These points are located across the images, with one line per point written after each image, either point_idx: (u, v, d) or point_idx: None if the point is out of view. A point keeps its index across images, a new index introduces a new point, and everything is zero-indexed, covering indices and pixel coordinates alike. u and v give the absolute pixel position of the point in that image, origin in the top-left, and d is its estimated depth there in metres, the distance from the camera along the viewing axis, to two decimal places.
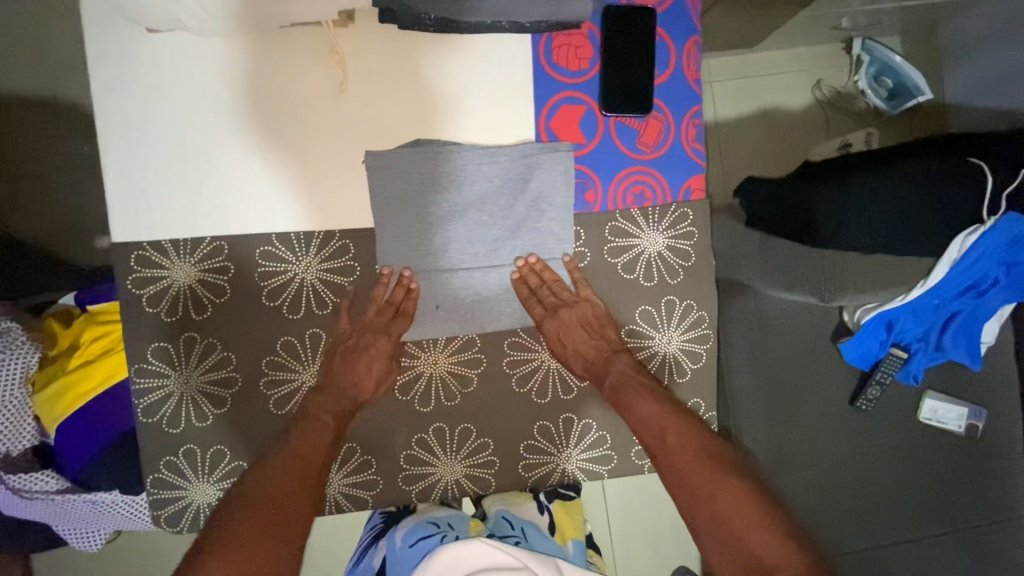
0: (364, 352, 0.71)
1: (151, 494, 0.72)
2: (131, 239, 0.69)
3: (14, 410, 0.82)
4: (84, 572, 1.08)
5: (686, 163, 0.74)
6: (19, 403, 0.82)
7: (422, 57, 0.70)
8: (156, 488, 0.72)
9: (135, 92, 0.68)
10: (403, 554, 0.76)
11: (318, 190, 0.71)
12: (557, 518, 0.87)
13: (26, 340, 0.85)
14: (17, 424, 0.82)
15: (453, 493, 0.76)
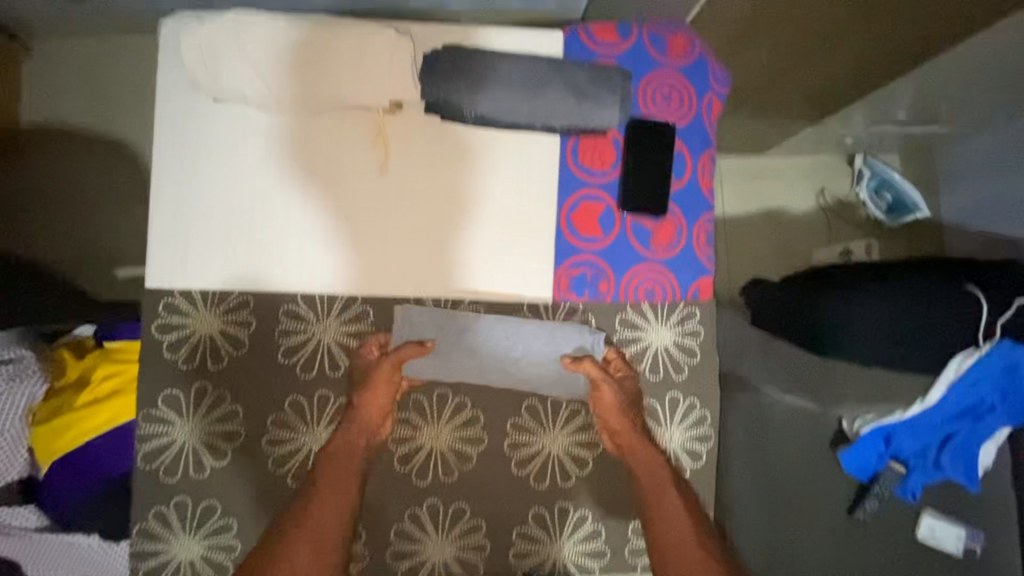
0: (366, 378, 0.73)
1: (135, 546, 0.71)
2: (163, 287, 0.72)
3: (9, 441, 0.81)
4: None
5: (695, 265, 0.78)
6: (15, 434, 0.81)
7: (459, 147, 0.76)
8: (140, 540, 0.71)
9: (190, 151, 0.72)
10: None
11: (344, 256, 0.74)
12: None
13: (37, 369, 0.85)
14: (9, 456, 0.81)
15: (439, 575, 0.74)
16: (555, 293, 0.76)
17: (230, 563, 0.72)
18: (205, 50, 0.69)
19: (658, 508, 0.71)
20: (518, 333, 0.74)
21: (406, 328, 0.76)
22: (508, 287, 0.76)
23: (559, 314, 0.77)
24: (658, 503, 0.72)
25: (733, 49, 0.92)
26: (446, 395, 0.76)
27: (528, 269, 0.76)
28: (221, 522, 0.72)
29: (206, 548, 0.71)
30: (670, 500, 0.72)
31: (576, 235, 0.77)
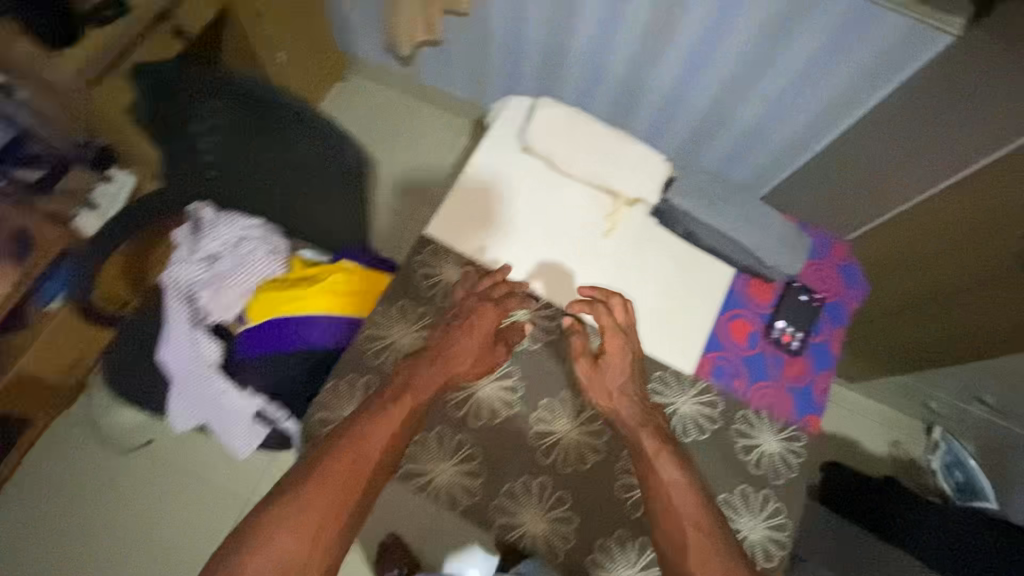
0: (465, 320, 0.90)
1: (324, 396, 0.93)
2: (434, 237, 1.01)
3: (236, 291, 1.11)
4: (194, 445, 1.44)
5: (810, 402, 0.96)
6: (242, 290, 1.11)
7: (664, 243, 1.04)
8: (330, 398, 0.93)
9: (493, 169, 1.07)
10: None
11: (559, 276, 1.01)
12: None
13: (282, 255, 1.16)
14: (232, 300, 1.11)
15: (535, 543, 0.88)
16: (695, 370, 0.96)
17: None
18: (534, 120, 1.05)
19: (659, 487, 0.81)
20: (755, 217, 1.02)
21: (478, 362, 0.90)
22: (662, 351, 0.97)
23: (695, 384, 0.95)
24: (662, 466, 0.82)
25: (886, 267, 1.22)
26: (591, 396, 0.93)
27: (682, 344, 0.98)
28: None
29: None
30: (673, 466, 0.82)
31: (728, 336, 0.98)
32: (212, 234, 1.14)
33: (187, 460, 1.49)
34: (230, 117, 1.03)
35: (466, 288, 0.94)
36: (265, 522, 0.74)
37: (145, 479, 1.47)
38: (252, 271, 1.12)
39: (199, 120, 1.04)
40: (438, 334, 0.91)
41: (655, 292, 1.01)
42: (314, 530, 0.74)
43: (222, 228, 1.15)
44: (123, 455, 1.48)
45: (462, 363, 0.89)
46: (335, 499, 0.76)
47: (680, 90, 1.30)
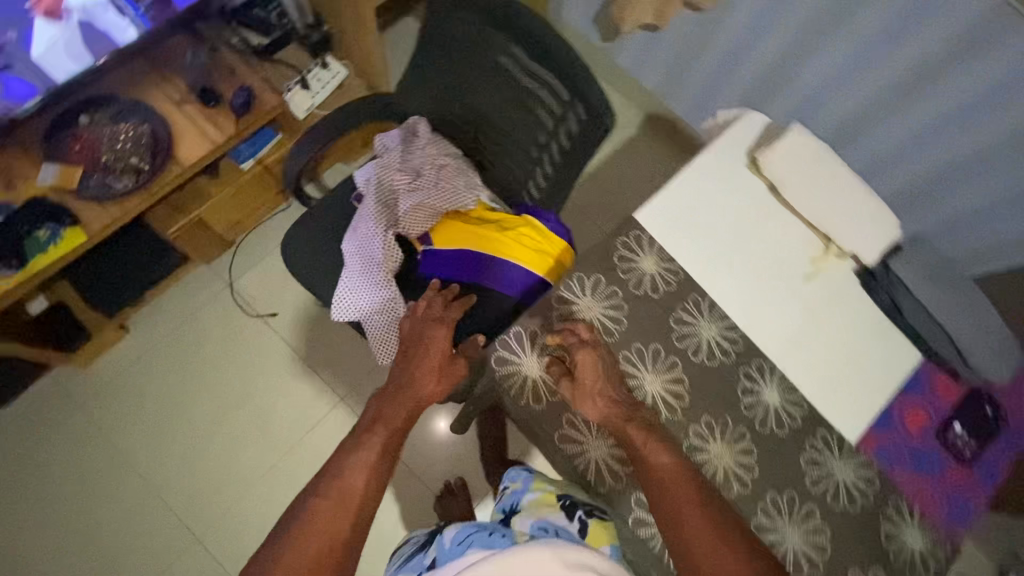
0: (422, 343, 1.02)
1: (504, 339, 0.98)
2: (644, 223, 1.01)
3: (434, 211, 1.16)
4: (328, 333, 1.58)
5: (965, 509, 0.95)
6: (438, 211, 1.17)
7: (862, 306, 1.02)
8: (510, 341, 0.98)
9: (715, 176, 1.05)
10: (449, 549, 0.85)
11: (750, 302, 0.99)
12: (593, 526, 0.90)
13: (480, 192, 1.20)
14: (427, 217, 1.16)
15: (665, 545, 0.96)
16: (860, 443, 0.95)
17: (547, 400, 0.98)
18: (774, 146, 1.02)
19: (652, 477, 0.80)
20: (964, 309, 1.01)
21: (509, 358, 0.97)
22: (834, 411, 0.96)
23: (855, 456, 0.95)
24: (653, 453, 0.83)
25: None
26: (751, 430, 0.94)
27: (853, 412, 0.96)
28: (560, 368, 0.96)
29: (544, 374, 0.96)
30: (663, 451, 0.83)
31: (902, 421, 0.96)
32: (422, 150, 1.19)
33: (299, 342, 1.58)
34: (521, 58, 1.05)
35: (420, 312, 1.07)
36: (271, 546, 0.77)
37: (260, 346, 1.56)
38: (449, 198, 1.16)
39: (496, 47, 1.07)
40: (398, 369, 1.01)
41: (839, 351, 0.99)
42: (329, 532, 0.77)
43: (433, 149, 1.19)
44: (247, 316, 1.57)
45: (420, 389, 0.97)
46: (333, 510, 0.79)
47: (898, 154, 1.31)
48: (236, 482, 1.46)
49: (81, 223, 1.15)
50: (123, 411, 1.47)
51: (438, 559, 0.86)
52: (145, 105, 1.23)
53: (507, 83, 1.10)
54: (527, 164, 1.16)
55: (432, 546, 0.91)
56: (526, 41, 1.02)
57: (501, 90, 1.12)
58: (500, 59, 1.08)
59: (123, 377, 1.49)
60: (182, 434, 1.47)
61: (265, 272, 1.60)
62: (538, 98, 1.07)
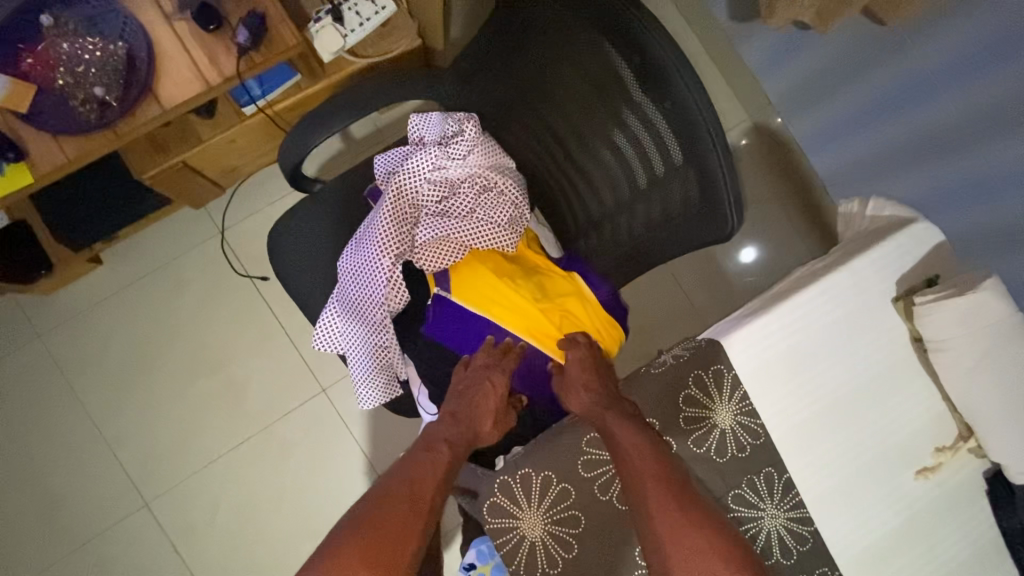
0: (481, 387, 0.84)
1: (491, 496, 0.83)
2: (727, 356, 0.76)
3: (459, 246, 0.88)
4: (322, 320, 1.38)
5: None
6: (464, 246, 0.88)
7: (976, 522, 0.78)
8: (501, 494, 0.83)
9: (844, 307, 0.78)
10: None
11: (832, 488, 0.77)
12: None
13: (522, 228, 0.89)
14: (449, 252, 0.88)
15: None
16: None
17: (559, 560, 0.83)
18: (945, 298, 0.72)
19: (622, 453, 0.70)
20: None
21: (504, 509, 0.83)
22: None
23: None
24: (619, 430, 0.72)
25: None
26: None
27: None
28: (565, 514, 0.83)
29: (549, 529, 0.83)
30: (632, 429, 0.72)
31: None
32: (461, 161, 0.88)
33: (287, 316, 1.37)
34: (623, 76, 0.73)
35: (482, 358, 0.87)
36: (326, 556, 0.67)
37: (243, 312, 1.36)
38: (482, 237, 0.87)
39: (593, 52, 0.75)
40: (453, 401, 0.85)
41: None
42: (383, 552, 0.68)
43: (475, 161, 0.88)
44: (234, 275, 1.36)
45: (481, 427, 0.84)
46: (391, 532, 0.70)
47: None
48: (193, 456, 1.32)
49: (28, 160, 0.91)
50: (84, 352, 1.31)
51: None
52: (123, 13, 0.94)
53: (596, 108, 0.78)
54: (597, 216, 0.87)
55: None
56: (642, 63, 0.70)
57: (586, 110, 0.80)
58: (598, 72, 0.76)
59: (87, 314, 1.32)
60: (144, 390, 1.32)
61: (261, 227, 1.36)
62: (634, 142, 0.75)
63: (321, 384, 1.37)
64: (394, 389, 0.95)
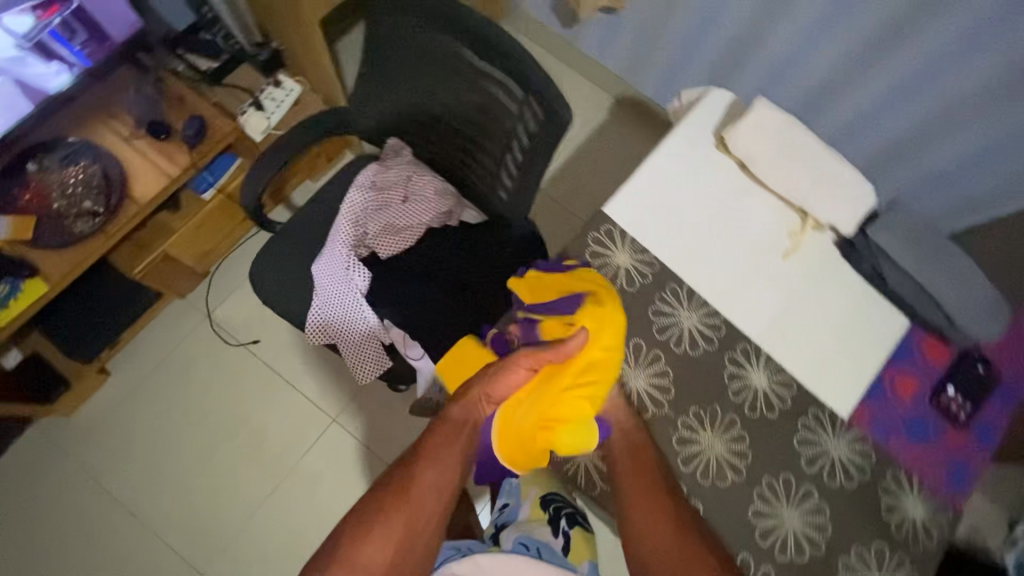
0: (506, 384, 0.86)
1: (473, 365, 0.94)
2: (612, 218, 0.99)
3: (410, 232, 1.13)
4: (314, 358, 1.55)
5: (961, 478, 0.93)
6: (414, 230, 1.14)
7: (845, 276, 0.99)
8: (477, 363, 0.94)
9: (683, 158, 1.03)
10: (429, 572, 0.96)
11: (727, 283, 0.97)
12: (573, 541, 1.01)
13: (450, 199, 1.14)
14: (400, 239, 1.13)
15: None
16: (852, 416, 0.93)
17: None
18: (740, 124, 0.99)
19: (645, 479, 0.86)
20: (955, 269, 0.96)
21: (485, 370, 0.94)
22: (820, 385, 0.94)
23: (849, 430, 0.92)
24: (640, 457, 0.87)
25: None
26: (732, 417, 0.91)
27: (843, 387, 0.94)
28: None
29: None
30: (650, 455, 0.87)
31: (892, 390, 0.95)
32: (390, 169, 1.13)
33: (284, 366, 1.54)
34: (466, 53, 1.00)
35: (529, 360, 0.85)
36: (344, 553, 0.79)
37: (244, 374, 1.53)
38: (419, 220, 1.13)
39: (438, 47, 1.02)
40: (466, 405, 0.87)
41: (822, 327, 0.97)
42: (389, 550, 0.79)
43: (400, 167, 1.13)
44: (229, 346, 1.54)
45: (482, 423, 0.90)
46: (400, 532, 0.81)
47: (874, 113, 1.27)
48: (235, 517, 1.43)
49: (41, 274, 1.12)
50: (112, 458, 1.44)
51: None
52: (92, 145, 1.20)
53: (461, 85, 1.05)
54: (491, 164, 1.12)
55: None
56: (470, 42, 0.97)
57: (455, 91, 1.07)
58: (445, 63, 1.04)
59: (108, 421, 1.46)
60: (174, 471, 1.44)
61: (242, 299, 1.57)
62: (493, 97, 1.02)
63: (330, 414, 1.52)
64: (386, 358, 1.12)
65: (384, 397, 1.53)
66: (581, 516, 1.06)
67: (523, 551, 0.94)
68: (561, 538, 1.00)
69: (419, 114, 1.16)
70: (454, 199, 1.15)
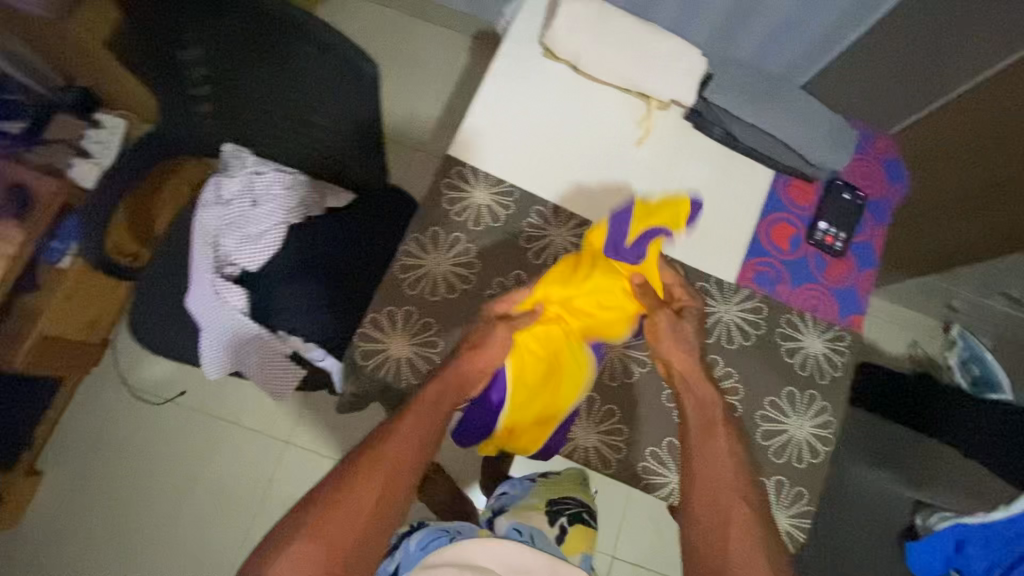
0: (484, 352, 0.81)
1: (356, 345, 0.87)
2: (457, 159, 0.95)
3: (271, 237, 1.06)
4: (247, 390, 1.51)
5: (855, 303, 0.96)
6: (274, 234, 1.06)
7: (700, 149, 0.99)
8: (360, 341, 0.87)
9: (513, 77, 0.99)
10: (414, 554, 0.91)
11: (588, 189, 0.96)
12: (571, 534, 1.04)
13: (301, 188, 1.09)
14: (263, 248, 1.06)
15: (590, 459, 0.88)
16: (738, 278, 0.95)
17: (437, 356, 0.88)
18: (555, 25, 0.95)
19: (711, 443, 0.77)
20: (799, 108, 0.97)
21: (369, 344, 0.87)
22: (701, 259, 0.95)
23: (738, 292, 0.93)
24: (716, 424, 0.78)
25: (931, 164, 1.17)
26: None
27: (723, 254, 0.95)
28: (421, 323, 0.88)
29: (416, 343, 0.87)
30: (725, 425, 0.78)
31: (770, 242, 0.96)
32: (231, 178, 1.07)
33: (219, 407, 1.50)
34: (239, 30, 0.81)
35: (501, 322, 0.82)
36: (307, 523, 0.64)
37: (181, 428, 1.48)
38: (278, 220, 1.06)
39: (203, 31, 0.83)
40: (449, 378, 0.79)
41: (690, 203, 0.97)
42: (359, 520, 0.66)
43: (241, 172, 1.07)
44: (156, 407, 1.49)
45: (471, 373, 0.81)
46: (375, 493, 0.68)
47: None
48: (219, 565, 1.41)
49: None
50: (75, 552, 1.40)
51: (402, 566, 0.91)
52: None
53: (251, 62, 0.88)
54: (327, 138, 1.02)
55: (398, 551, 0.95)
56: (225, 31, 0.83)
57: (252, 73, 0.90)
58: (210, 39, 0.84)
59: (58, 519, 1.41)
60: (143, 544, 1.41)
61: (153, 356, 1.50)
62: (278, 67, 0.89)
63: (282, 438, 1.49)
64: (296, 368, 1.07)
65: (328, 406, 1.50)
66: (586, 515, 1.08)
67: (516, 537, 0.96)
68: (556, 531, 1.03)
69: (208, 96, 0.99)
70: (309, 190, 1.09)
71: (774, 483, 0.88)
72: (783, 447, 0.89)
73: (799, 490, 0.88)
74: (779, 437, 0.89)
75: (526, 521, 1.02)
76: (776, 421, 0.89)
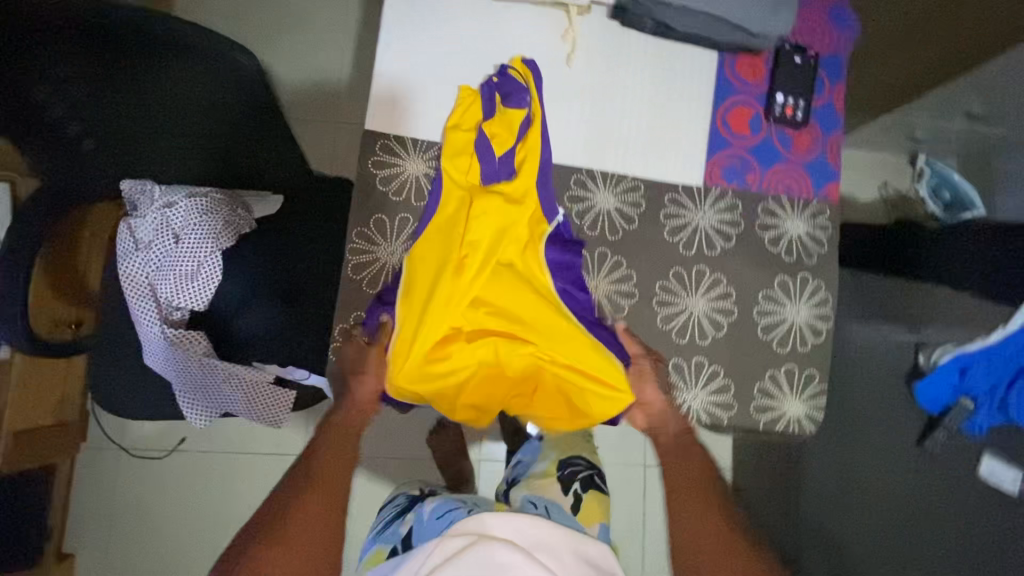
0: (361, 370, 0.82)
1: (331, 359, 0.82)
2: (378, 131, 0.85)
3: (208, 268, 0.93)
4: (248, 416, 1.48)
5: (827, 172, 0.92)
6: (210, 263, 0.93)
7: (634, 49, 0.90)
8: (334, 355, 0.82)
9: (410, 20, 0.87)
10: (429, 524, 0.77)
11: None
12: (585, 504, 0.88)
13: (220, 202, 0.96)
14: (203, 284, 0.94)
15: None
16: (705, 178, 0.89)
17: None
18: None
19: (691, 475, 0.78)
20: None
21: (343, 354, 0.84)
22: (663, 169, 0.89)
23: (710, 194, 0.89)
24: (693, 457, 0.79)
25: None
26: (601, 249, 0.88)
27: (683, 157, 0.90)
28: None
29: None
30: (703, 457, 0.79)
31: (731, 130, 0.90)
32: (143, 216, 0.93)
33: (224, 442, 1.46)
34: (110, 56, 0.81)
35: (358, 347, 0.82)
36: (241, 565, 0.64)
37: (193, 471, 1.45)
38: (210, 247, 0.93)
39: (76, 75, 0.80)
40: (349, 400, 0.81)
41: (638, 112, 0.90)
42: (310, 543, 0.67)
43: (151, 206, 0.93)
44: (161, 459, 1.45)
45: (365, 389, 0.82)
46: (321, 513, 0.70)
47: None
48: None
49: None
50: None
51: (415, 534, 0.78)
52: None
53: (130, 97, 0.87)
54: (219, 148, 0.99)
55: (413, 514, 0.83)
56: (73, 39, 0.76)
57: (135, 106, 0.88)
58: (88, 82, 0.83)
59: None
60: None
61: None
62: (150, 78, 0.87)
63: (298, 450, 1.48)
64: (283, 392, 1.01)
65: None
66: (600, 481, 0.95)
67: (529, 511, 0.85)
68: (570, 499, 0.89)
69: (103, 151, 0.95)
70: (233, 206, 0.97)
71: (785, 371, 0.89)
72: (785, 335, 0.88)
73: (810, 372, 0.89)
74: (780, 326, 0.88)
75: (542, 495, 0.89)
76: (774, 311, 0.89)
